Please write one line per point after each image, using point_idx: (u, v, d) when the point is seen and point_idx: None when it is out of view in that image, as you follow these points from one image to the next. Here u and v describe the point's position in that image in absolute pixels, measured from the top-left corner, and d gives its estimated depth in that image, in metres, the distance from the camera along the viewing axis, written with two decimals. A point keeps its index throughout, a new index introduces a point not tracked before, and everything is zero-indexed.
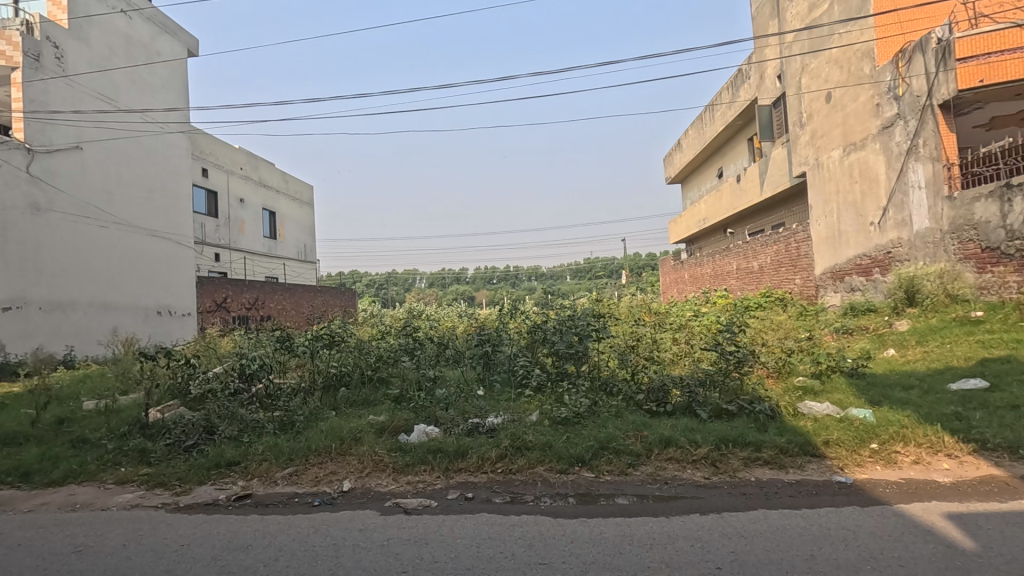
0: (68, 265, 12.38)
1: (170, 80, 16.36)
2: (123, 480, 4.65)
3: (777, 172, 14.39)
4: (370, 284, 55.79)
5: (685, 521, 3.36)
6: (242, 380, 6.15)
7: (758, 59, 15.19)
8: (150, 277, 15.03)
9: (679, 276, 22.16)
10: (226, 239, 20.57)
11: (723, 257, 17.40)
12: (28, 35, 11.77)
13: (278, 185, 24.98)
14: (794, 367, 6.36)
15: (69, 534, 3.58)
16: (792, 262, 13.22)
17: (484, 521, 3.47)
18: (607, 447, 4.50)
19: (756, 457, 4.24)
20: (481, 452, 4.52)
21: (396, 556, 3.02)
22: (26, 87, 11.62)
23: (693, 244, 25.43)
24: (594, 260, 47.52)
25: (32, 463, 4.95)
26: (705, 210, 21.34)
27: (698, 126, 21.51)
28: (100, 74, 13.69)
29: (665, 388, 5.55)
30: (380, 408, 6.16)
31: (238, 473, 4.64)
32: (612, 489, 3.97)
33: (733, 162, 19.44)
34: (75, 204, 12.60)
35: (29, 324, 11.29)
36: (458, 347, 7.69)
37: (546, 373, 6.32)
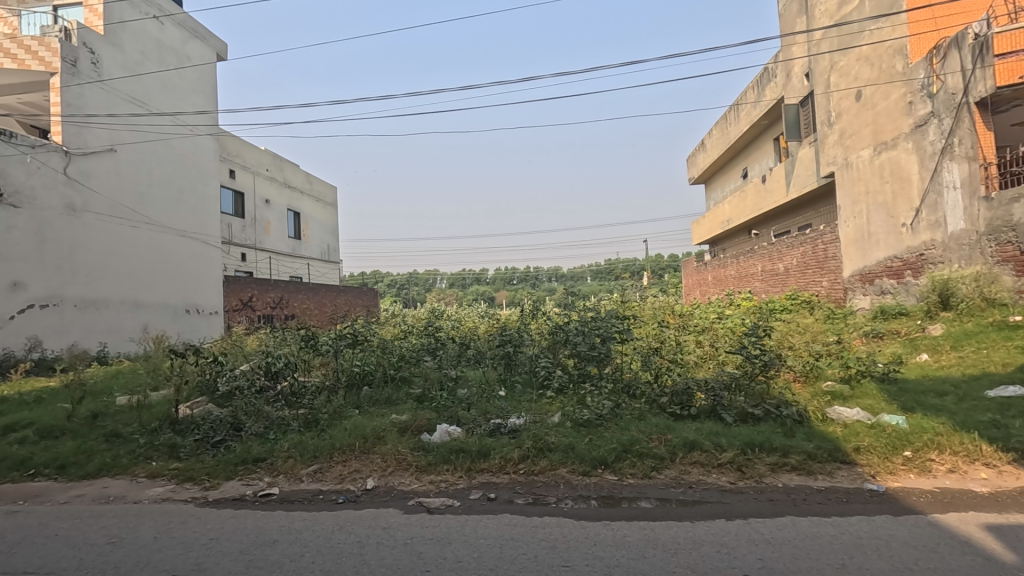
0: (102, 264, 12.75)
1: (200, 84, 16.76)
2: (154, 474, 4.77)
3: (804, 172, 14.12)
4: (391, 284, 56.32)
5: (711, 526, 3.31)
6: (268, 378, 6.28)
7: (785, 58, 14.93)
8: (180, 276, 15.41)
9: (702, 277, 21.90)
10: (252, 240, 20.98)
11: (748, 259, 17.13)
12: (66, 42, 12.17)
13: (303, 185, 25.38)
14: (822, 371, 6.23)
15: (103, 526, 3.67)
16: (819, 264, 12.94)
17: (506, 522, 3.47)
18: (629, 450, 4.46)
19: (783, 462, 4.16)
20: (504, 453, 4.52)
21: (419, 555, 3.03)
22: (64, 92, 12.01)
23: (716, 245, 25.09)
24: (615, 261, 47.20)
25: (68, 456, 5.10)
26: (729, 211, 21.02)
27: (722, 126, 21.23)
28: (133, 79, 14.08)
29: (688, 391, 5.48)
30: (403, 408, 6.20)
31: (264, 469, 4.72)
32: (635, 492, 3.93)
33: (758, 163, 19.14)
34: (108, 205, 12.98)
35: (64, 321, 11.66)
36: (479, 347, 7.71)
37: (567, 374, 6.31)
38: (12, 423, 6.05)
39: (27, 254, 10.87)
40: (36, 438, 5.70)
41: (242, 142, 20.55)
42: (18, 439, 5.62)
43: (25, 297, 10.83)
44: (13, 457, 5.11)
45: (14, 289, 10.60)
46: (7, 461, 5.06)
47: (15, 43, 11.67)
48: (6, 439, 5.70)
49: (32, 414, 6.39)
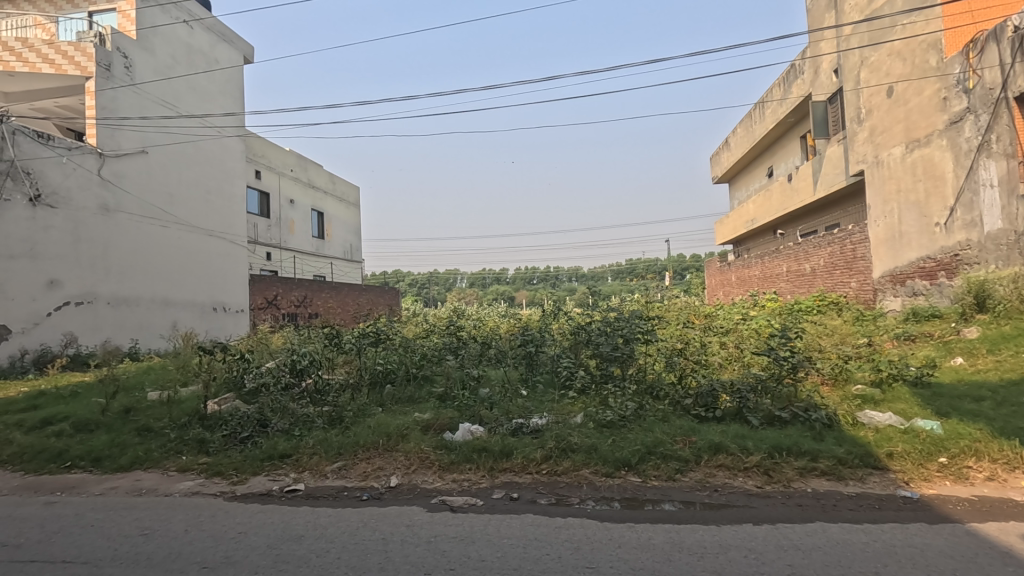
0: (133, 262, 13.09)
1: (228, 86, 17.11)
2: (184, 468, 4.89)
3: (832, 171, 13.82)
4: (412, 283, 56.66)
5: (738, 530, 3.26)
6: (293, 375, 6.40)
7: (813, 54, 14.63)
8: (207, 275, 15.76)
9: (726, 278, 21.60)
10: (277, 239, 21.34)
11: (773, 259, 16.82)
12: (100, 47, 12.53)
13: (326, 185, 25.70)
14: (852, 374, 6.08)
15: (135, 518, 3.77)
16: (848, 264, 12.66)
17: (529, 522, 3.47)
18: (653, 452, 4.41)
19: (812, 467, 4.07)
20: (526, 453, 4.52)
21: (443, 553, 3.05)
22: (98, 96, 12.36)
23: (740, 245, 24.70)
24: (636, 262, 46.74)
25: (103, 449, 5.25)
26: (754, 210, 20.67)
27: (746, 124, 20.90)
28: (164, 82, 14.42)
29: (713, 393, 5.41)
30: (426, 406, 6.23)
31: (290, 465, 4.79)
32: (659, 494, 3.89)
33: (784, 162, 18.80)
34: (140, 205, 13.33)
35: (98, 318, 11.99)
36: (501, 346, 7.71)
37: (590, 375, 6.29)
38: (50, 417, 6.25)
39: (63, 252, 11.22)
40: (72, 431, 5.88)
41: (268, 143, 20.93)
42: (56, 432, 5.81)
43: (61, 294, 11.18)
44: (51, 449, 5.29)
45: (51, 287, 10.95)
46: (45, 453, 5.23)
47: (53, 49, 12.06)
48: (45, 431, 5.90)
49: (69, 408, 6.61)
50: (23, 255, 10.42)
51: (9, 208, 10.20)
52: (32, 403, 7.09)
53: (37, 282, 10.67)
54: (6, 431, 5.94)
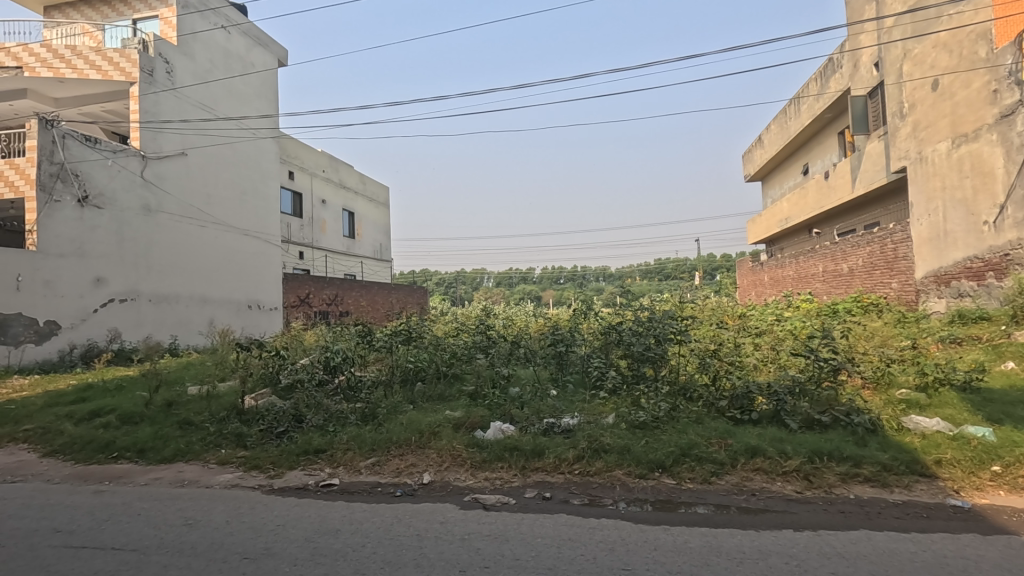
0: (173, 261, 13.52)
1: (263, 89, 17.53)
2: (223, 461, 5.02)
3: (872, 168, 13.38)
4: (440, 282, 57.03)
5: (778, 535, 3.18)
6: (327, 371, 6.48)
7: (852, 47, 14.18)
8: (243, 273, 16.19)
9: (758, 278, 21.14)
10: (310, 239, 21.77)
11: (809, 259, 16.39)
12: (144, 53, 13.00)
13: (357, 185, 26.09)
14: (894, 378, 5.88)
15: (179, 508, 3.89)
16: (888, 264, 12.25)
17: (563, 522, 3.46)
18: (687, 454, 4.33)
19: (855, 472, 3.95)
20: (559, 452, 4.50)
21: (478, 551, 3.05)
22: (142, 100, 12.81)
23: (773, 244, 24.15)
24: (665, 261, 46.08)
25: (147, 441, 5.43)
26: (788, 209, 20.16)
27: (781, 120, 20.40)
28: (202, 86, 14.86)
29: (749, 395, 5.28)
30: (456, 404, 6.27)
31: (324, 460, 4.88)
32: (694, 497, 3.83)
33: (821, 159, 18.27)
34: (179, 206, 13.76)
35: (140, 314, 12.43)
36: (530, 346, 7.70)
37: (621, 375, 6.24)
38: (97, 409, 6.50)
39: (108, 251, 11.67)
40: (118, 423, 6.11)
41: (300, 144, 21.36)
42: (103, 424, 6.04)
43: (106, 292, 11.63)
44: (99, 440, 5.50)
45: (98, 284, 11.40)
46: (94, 444, 5.44)
47: (100, 56, 12.56)
48: (93, 423, 6.14)
49: (114, 401, 6.87)
50: (72, 254, 10.87)
51: (59, 208, 10.67)
52: (80, 395, 7.39)
53: (84, 279, 11.12)
54: (57, 422, 6.21)
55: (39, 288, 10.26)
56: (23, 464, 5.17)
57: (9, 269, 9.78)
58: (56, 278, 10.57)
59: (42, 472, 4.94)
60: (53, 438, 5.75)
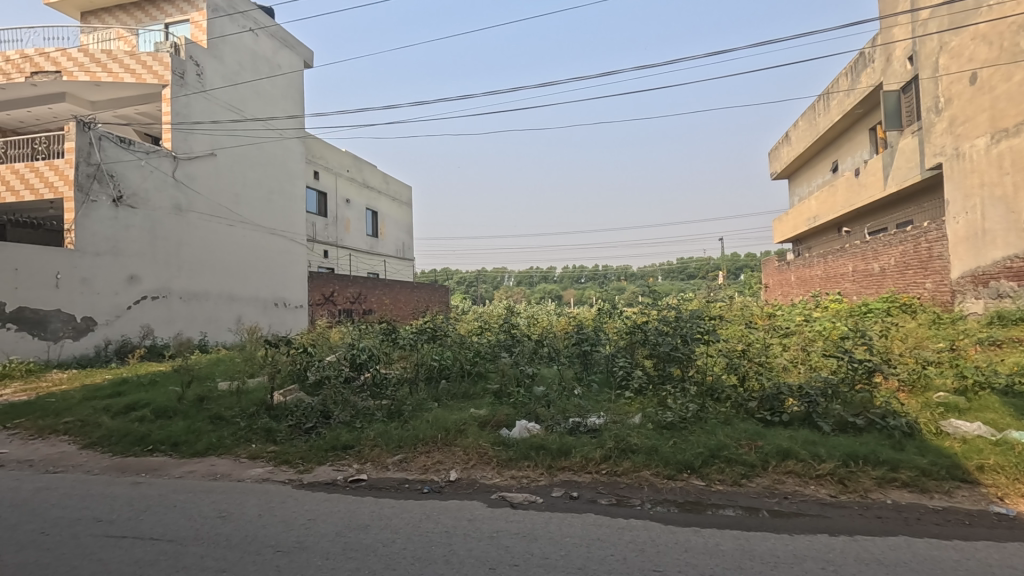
0: (202, 259, 13.82)
1: (289, 90, 17.82)
2: (254, 455, 5.12)
3: (905, 165, 13.02)
4: (461, 280, 57.32)
5: (813, 540, 3.11)
6: (353, 368, 6.55)
7: (885, 41, 13.81)
8: (270, 272, 16.48)
9: (785, 277, 20.75)
10: (334, 238, 22.07)
11: (838, 258, 16.03)
12: (175, 56, 13.32)
13: (380, 185, 26.34)
14: (931, 381, 5.71)
15: (213, 501, 3.98)
16: (922, 264, 11.89)
17: (591, 522, 3.44)
18: (717, 455, 4.27)
19: (892, 477, 3.85)
20: (585, 452, 4.47)
21: (506, 549, 3.06)
22: (173, 102, 13.14)
23: (800, 244, 23.68)
24: (687, 260, 45.48)
25: (180, 435, 5.56)
26: (815, 207, 19.75)
27: (809, 117, 19.96)
28: (231, 87, 15.16)
29: (780, 396, 5.19)
30: (481, 402, 6.30)
31: (352, 456, 4.94)
32: (724, 499, 3.78)
33: (851, 155, 17.83)
34: (209, 205, 14.07)
35: (171, 311, 12.74)
36: (554, 345, 7.67)
37: (646, 374, 6.19)
38: (132, 403, 6.68)
39: (141, 250, 11.99)
40: (153, 416, 6.28)
41: (325, 144, 21.65)
42: (139, 417, 6.21)
43: (139, 289, 11.94)
44: (135, 433, 5.65)
45: (131, 282, 11.72)
46: (130, 437, 5.59)
47: (134, 59, 12.90)
48: (128, 416, 6.31)
49: (149, 395, 7.06)
50: (107, 253, 11.20)
51: (95, 208, 11.00)
52: (116, 389, 7.62)
53: (119, 277, 11.44)
54: (96, 415, 6.40)
55: (76, 286, 10.58)
56: (63, 456, 5.34)
57: (48, 266, 10.12)
58: (92, 276, 10.89)
59: (82, 464, 5.10)
60: (91, 430, 5.93)
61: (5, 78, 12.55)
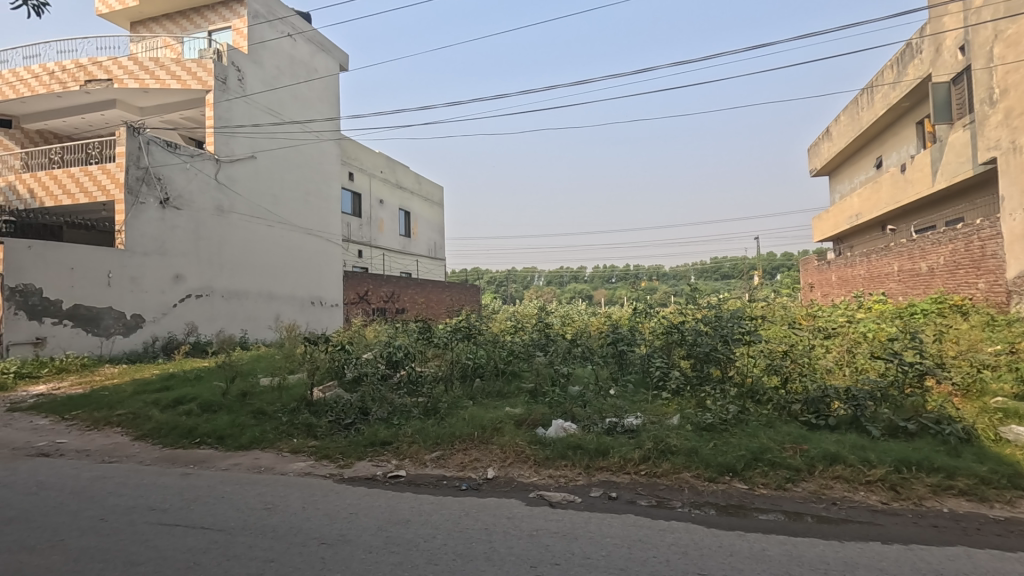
0: (243, 259, 14.24)
1: (325, 94, 18.19)
2: (296, 449, 5.25)
3: (955, 160, 12.47)
4: (491, 280, 57.47)
5: (864, 548, 3.01)
6: (389, 366, 6.65)
7: (934, 30, 13.24)
8: (307, 271, 16.87)
9: (825, 277, 20.13)
10: (368, 238, 22.44)
11: (882, 257, 15.46)
12: (218, 62, 13.76)
13: (412, 185, 26.61)
14: (986, 386, 5.45)
15: (258, 493, 4.09)
16: (974, 263, 11.36)
17: (631, 523, 3.40)
18: (760, 458, 4.16)
19: (948, 485, 3.69)
20: (623, 452, 4.42)
21: (547, 547, 3.05)
22: (216, 106, 13.58)
23: (842, 242, 22.91)
24: (721, 260, 44.46)
25: (225, 429, 5.74)
26: (858, 205, 19.09)
27: (852, 111, 19.30)
28: (270, 92, 15.58)
29: (825, 399, 5.03)
30: (516, 401, 6.30)
31: (391, 452, 5.01)
32: (768, 504, 3.68)
33: (897, 150, 17.17)
34: (249, 207, 14.49)
35: (213, 309, 13.16)
36: (588, 345, 7.60)
37: (684, 375, 6.08)
38: (179, 397, 6.93)
39: (186, 250, 12.43)
40: (199, 410, 6.50)
41: (360, 146, 22.03)
42: (186, 411, 6.44)
43: (184, 288, 12.39)
44: (183, 426, 5.86)
45: (176, 281, 12.16)
46: (178, 430, 5.80)
47: (180, 66, 13.39)
48: (177, 410, 6.55)
49: (195, 390, 7.31)
50: (154, 252, 11.64)
51: (144, 210, 11.45)
52: (164, 384, 7.90)
53: (165, 276, 11.88)
54: (146, 408, 6.67)
55: (126, 284, 11.04)
56: (117, 446, 5.58)
57: (100, 265, 10.58)
58: (140, 275, 11.34)
59: (134, 454, 5.32)
60: (142, 422, 6.18)
61: (61, 86, 13.11)
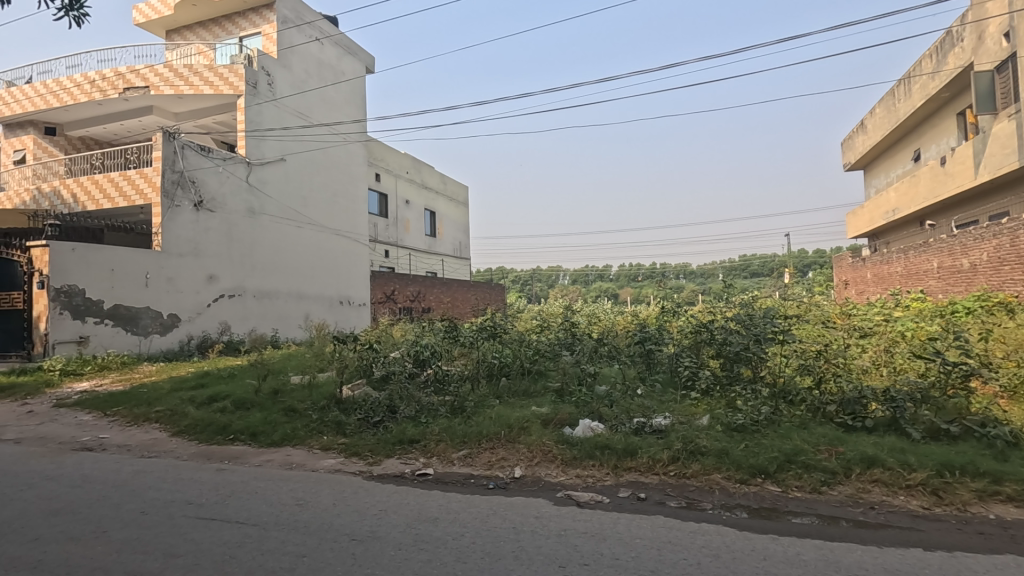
0: (273, 260, 14.54)
1: (352, 96, 18.45)
2: (326, 446, 5.34)
3: (999, 152, 11.96)
4: (516, 279, 57.46)
5: (905, 555, 2.91)
6: (417, 365, 6.72)
7: (976, 17, 12.73)
8: (335, 272, 17.15)
9: (860, 275, 19.56)
10: (395, 238, 22.70)
11: (920, 254, 14.93)
12: (249, 67, 14.09)
13: (438, 185, 26.79)
14: None
15: (291, 489, 4.17)
16: (1020, 259, 10.87)
17: (660, 524, 3.36)
18: (794, 461, 4.06)
19: (994, 491, 3.55)
20: (652, 453, 4.37)
21: (576, 547, 3.03)
22: (247, 111, 13.91)
23: (878, 238, 22.21)
24: (751, 258, 43.56)
25: (258, 426, 5.87)
26: (895, 200, 18.48)
27: (888, 102, 18.69)
28: (299, 95, 15.87)
29: (862, 400, 4.89)
30: (543, 400, 6.28)
31: (419, 450, 5.05)
32: (802, 507, 3.59)
33: (936, 142, 16.56)
34: (279, 208, 14.79)
35: (245, 309, 13.49)
36: (615, 344, 7.53)
37: (714, 375, 5.98)
38: (214, 394, 7.12)
39: (219, 251, 12.76)
40: (233, 407, 6.67)
41: (386, 147, 22.28)
42: (220, 408, 6.61)
43: (218, 288, 12.72)
44: (217, 423, 6.02)
45: (210, 281, 12.50)
46: (213, 427, 5.96)
47: (213, 72, 13.75)
48: (212, 407, 6.74)
49: (229, 387, 7.50)
50: (189, 254, 11.98)
51: (179, 212, 11.80)
52: (199, 381, 8.14)
53: (199, 276, 12.22)
54: (182, 405, 6.87)
55: (162, 285, 11.39)
56: (156, 442, 5.77)
57: (138, 266, 10.94)
58: (176, 275, 11.68)
59: (172, 450, 5.49)
60: (180, 419, 6.38)
61: (101, 94, 13.58)
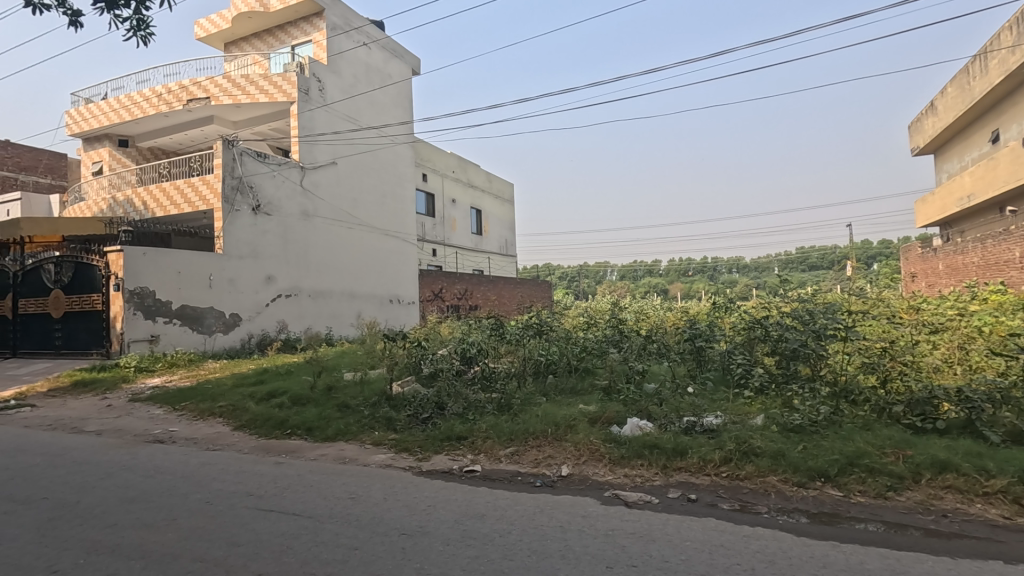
0: (326, 260, 15.03)
1: (398, 98, 18.80)
2: (377, 442, 5.48)
3: None
4: (563, 275, 57.17)
5: (981, 567, 2.71)
6: (464, 362, 6.81)
7: None
8: (385, 271, 17.58)
9: (931, 266, 18.36)
10: (442, 237, 23.02)
11: (999, 243, 13.85)
12: (300, 74, 14.58)
13: (483, 184, 26.96)
14: None
15: (344, 483, 4.31)
16: None
17: (712, 527, 3.27)
18: (856, 464, 3.85)
19: None
20: (703, 453, 4.25)
21: (623, 548, 2.99)
22: (299, 117, 14.42)
23: (950, 226, 20.79)
24: (809, 250, 41.59)
25: (313, 421, 6.08)
26: (969, 185, 17.23)
27: (961, 80, 17.41)
28: (348, 100, 16.32)
29: (933, 401, 4.60)
30: (590, 398, 6.23)
31: (466, 446, 5.11)
32: (866, 513, 3.41)
33: (1017, 122, 15.32)
34: (331, 211, 15.26)
35: (301, 308, 14.02)
36: (664, 341, 7.37)
37: (769, 373, 5.74)
38: (273, 390, 7.44)
39: (275, 253, 13.30)
40: (290, 403, 6.94)
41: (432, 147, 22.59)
42: (278, 403, 6.90)
43: (275, 288, 13.27)
44: (275, 418, 6.28)
45: (268, 282, 13.06)
46: (271, 421, 6.22)
47: (268, 81, 14.34)
48: (270, 402, 7.04)
49: (286, 383, 7.83)
50: (248, 256, 12.55)
51: (238, 216, 12.37)
52: (258, 377, 8.54)
53: (258, 277, 12.79)
54: (243, 400, 7.21)
55: (224, 285, 11.97)
56: (220, 435, 6.08)
57: (202, 268, 11.53)
58: (237, 277, 12.25)
59: (235, 443, 5.77)
60: (241, 413, 6.69)
61: (167, 107, 14.38)
